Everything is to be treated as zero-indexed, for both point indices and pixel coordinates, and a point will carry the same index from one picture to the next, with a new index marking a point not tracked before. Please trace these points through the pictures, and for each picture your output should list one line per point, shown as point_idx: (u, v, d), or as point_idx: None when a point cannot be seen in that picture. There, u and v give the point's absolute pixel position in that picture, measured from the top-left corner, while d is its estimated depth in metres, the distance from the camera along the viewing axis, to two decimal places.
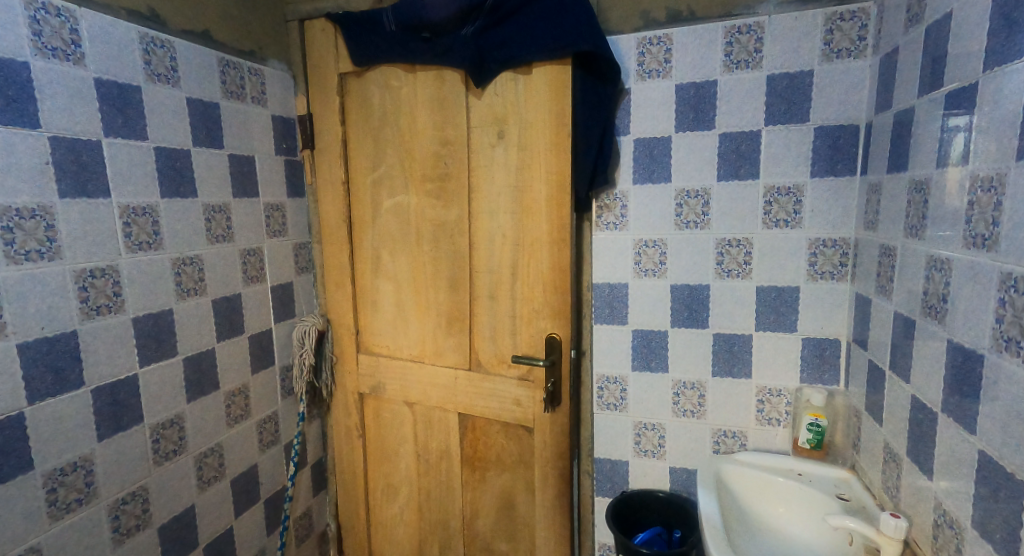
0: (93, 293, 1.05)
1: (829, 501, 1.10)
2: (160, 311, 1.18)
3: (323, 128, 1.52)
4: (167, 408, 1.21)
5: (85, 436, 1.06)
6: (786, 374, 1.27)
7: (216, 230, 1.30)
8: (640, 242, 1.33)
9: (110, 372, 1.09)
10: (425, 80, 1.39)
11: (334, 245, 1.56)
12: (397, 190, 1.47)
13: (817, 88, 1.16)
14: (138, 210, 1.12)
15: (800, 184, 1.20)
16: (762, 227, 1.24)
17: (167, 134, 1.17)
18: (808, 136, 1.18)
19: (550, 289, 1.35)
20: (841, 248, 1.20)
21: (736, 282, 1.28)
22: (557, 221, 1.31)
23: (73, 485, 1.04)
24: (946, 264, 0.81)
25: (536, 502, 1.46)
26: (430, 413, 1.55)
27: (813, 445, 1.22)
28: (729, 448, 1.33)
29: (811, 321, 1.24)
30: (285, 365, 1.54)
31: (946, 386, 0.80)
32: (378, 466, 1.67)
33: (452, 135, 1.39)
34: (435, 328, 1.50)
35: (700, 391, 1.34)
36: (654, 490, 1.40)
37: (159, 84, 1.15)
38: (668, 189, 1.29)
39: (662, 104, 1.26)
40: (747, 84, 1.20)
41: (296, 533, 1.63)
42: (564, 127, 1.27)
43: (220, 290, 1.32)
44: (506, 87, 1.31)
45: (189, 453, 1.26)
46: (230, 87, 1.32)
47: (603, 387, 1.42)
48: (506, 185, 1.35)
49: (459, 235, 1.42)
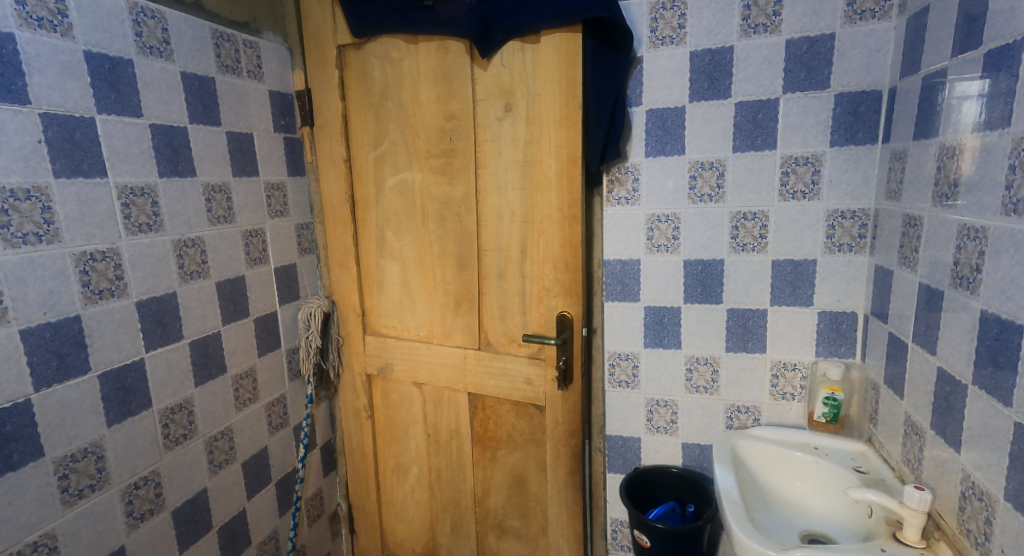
0: (95, 277, 1.02)
1: (848, 475, 1.09)
2: (163, 294, 1.15)
3: (323, 103, 1.46)
4: (175, 393, 1.19)
5: (94, 423, 1.04)
6: (801, 348, 1.26)
7: (217, 211, 1.26)
8: (652, 217, 1.30)
9: (116, 357, 1.07)
10: (428, 51, 1.33)
11: (337, 225, 1.53)
12: (401, 168, 1.43)
13: (838, 52, 1.12)
14: (136, 190, 1.08)
15: (819, 154, 1.17)
16: (778, 200, 1.21)
17: (163, 110, 1.13)
18: (828, 103, 1.15)
19: (561, 266, 1.32)
20: (860, 219, 1.17)
21: (751, 256, 1.25)
22: (568, 196, 1.28)
23: (85, 472, 1.03)
24: (980, 233, 0.78)
25: (547, 479, 1.46)
26: (440, 393, 1.54)
27: (829, 419, 1.21)
28: (743, 423, 1.32)
29: (828, 294, 1.22)
30: (292, 347, 1.52)
31: (977, 357, 0.79)
32: (388, 446, 1.66)
33: (458, 110, 1.34)
34: (442, 308, 1.48)
35: (713, 366, 1.32)
36: (667, 467, 1.40)
37: (152, 57, 1.10)
38: (682, 161, 1.26)
39: (677, 72, 1.22)
40: (765, 50, 1.16)
41: (308, 513, 1.63)
42: (575, 98, 1.22)
43: (223, 272, 1.28)
44: (514, 57, 1.26)
45: (199, 437, 1.25)
46: (226, 61, 1.27)
47: (615, 364, 1.40)
48: (515, 159, 1.31)
49: (466, 212, 1.39)
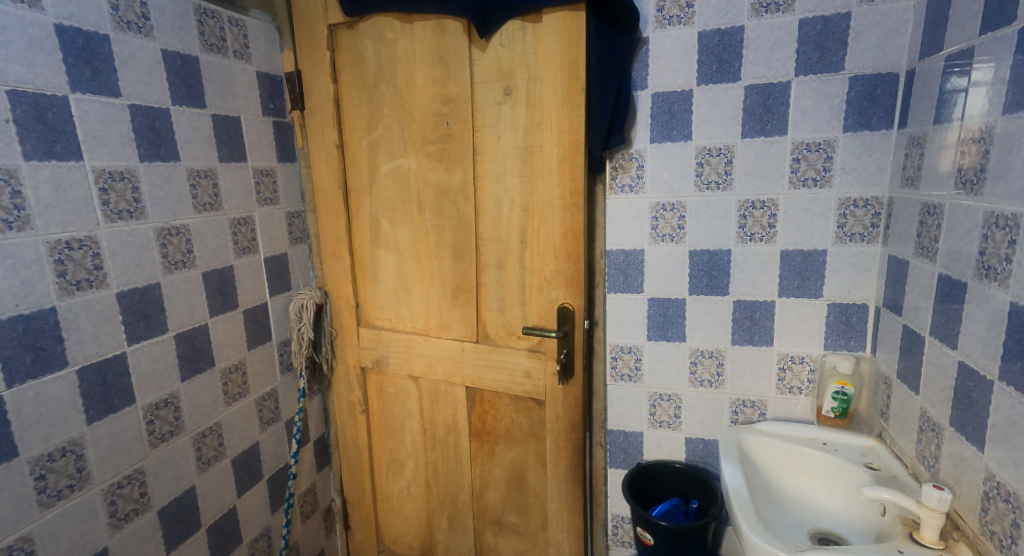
0: (71, 267, 0.97)
1: (859, 473, 1.05)
2: (146, 285, 1.09)
3: (314, 86, 1.40)
4: (160, 387, 1.14)
5: (73, 420, 0.99)
6: (809, 341, 1.22)
7: (203, 197, 1.20)
8: (657, 205, 1.26)
9: (95, 352, 1.01)
10: (423, 30, 1.27)
11: (330, 214, 1.47)
12: (397, 154, 1.38)
13: (854, 32, 1.07)
14: (115, 174, 1.02)
15: (831, 140, 1.13)
16: (788, 188, 1.17)
17: (143, 90, 1.07)
18: (842, 86, 1.10)
19: (562, 256, 1.28)
20: (873, 208, 1.13)
21: (759, 246, 1.21)
22: (570, 184, 1.23)
23: (63, 472, 0.98)
24: (1010, 220, 0.74)
25: (547, 474, 1.43)
26: (436, 387, 1.50)
27: (838, 414, 1.18)
28: (748, 418, 1.29)
29: (838, 286, 1.18)
30: (283, 340, 1.47)
31: (1003, 351, 0.75)
32: (383, 441, 1.62)
33: (455, 93, 1.28)
34: (439, 299, 1.43)
35: (719, 359, 1.29)
36: (671, 462, 1.36)
37: (129, 33, 1.04)
38: (689, 147, 1.21)
39: (684, 54, 1.17)
40: (777, 30, 1.11)
41: (301, 510, 1.59)
42: (578, 81, 1.18)
43: (210, 262, 1.23)
44: (514, 38, 1.21)
45: (186, 434, 1.20)
46: (211, 39, 1.20)
47: (616, 357, 1.36)
48: (514, 145, 1.26)
49: (463, 201, 1.34)
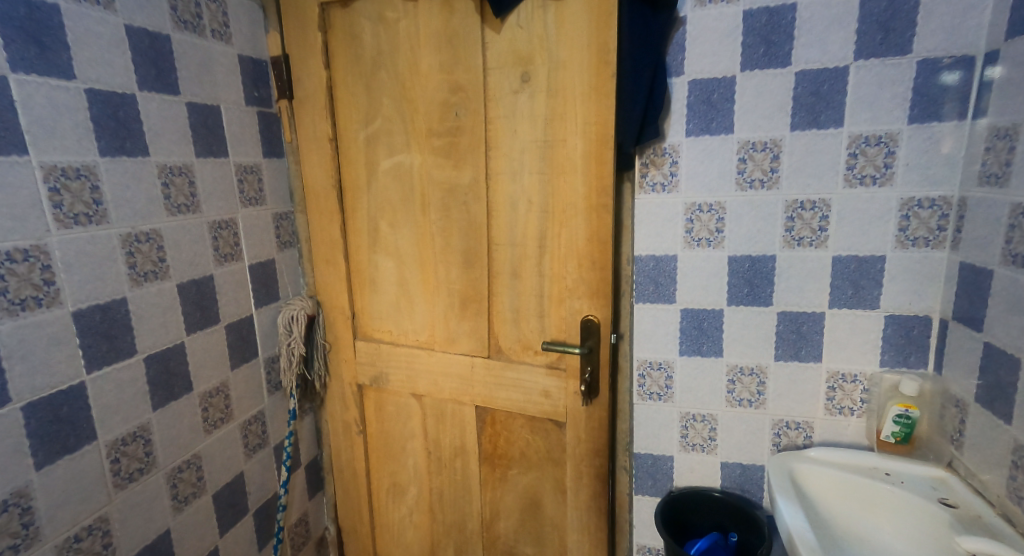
0: (14, 283, 0.81)
1: (936, 512, 0.93)
2: (109, 302, 0.93)
3: (303, 72, 1.25)
4: (127, 419, 0.98)
5: (19, 465, 0.83)
6: (862, 357, 1.10)
7: (178, 198, 1.04)
8: (692, 206, 1.12)
9: (46, 382, 0.85)
10: (429, 9, 1.12)
11: (322, 215, 1.32)
12: (398, 149, 1.23)
13: (924, 10, 0.94)
14: (69, 172, 0.86)
15: (893, 133, 1.00)
16: (843, 186, 1.04)
17: (104, 72, 0.91)
18: (907, 72, 0.97)
19: (586, 263, 1.14)
20: (940, 209, 1.00)
21: (808, 252, 1.08)
22: (597, 182, 1.09)
23: (6, 529, 0.82)
24: None
25: (567, 502, 1.29)
26: (442, 407, 1.35)
27: (899, 439, 1.06)
28: (792, 442, 1.16)
29: (897, 296, 1.06)
30: (270, 356, 1.31)
31: None
32: (382, 465, 1.47)
33: (465, 80, 1.14)
34: (446, 310, 1.28)
35: (760, 377, 1.16)
36: (708, 490, 1.23)
37: (85, 4, 0.87)
38: (730, 140, 1.08)
39: (727, 35, 1.04)
40: (834, 8, 0.98)
41: (292, 543, 1.43)
42: (607, 66, 1.04)
43: (186, 272, 1.07)
44: (533, 17, 1.06)
45: (159, 470, 1.04)
46: (185, 16, 1.04)
47: (645, 374, 1.23)
48: (533, 138, 1.12)
49: (474, 201, 1.19)
